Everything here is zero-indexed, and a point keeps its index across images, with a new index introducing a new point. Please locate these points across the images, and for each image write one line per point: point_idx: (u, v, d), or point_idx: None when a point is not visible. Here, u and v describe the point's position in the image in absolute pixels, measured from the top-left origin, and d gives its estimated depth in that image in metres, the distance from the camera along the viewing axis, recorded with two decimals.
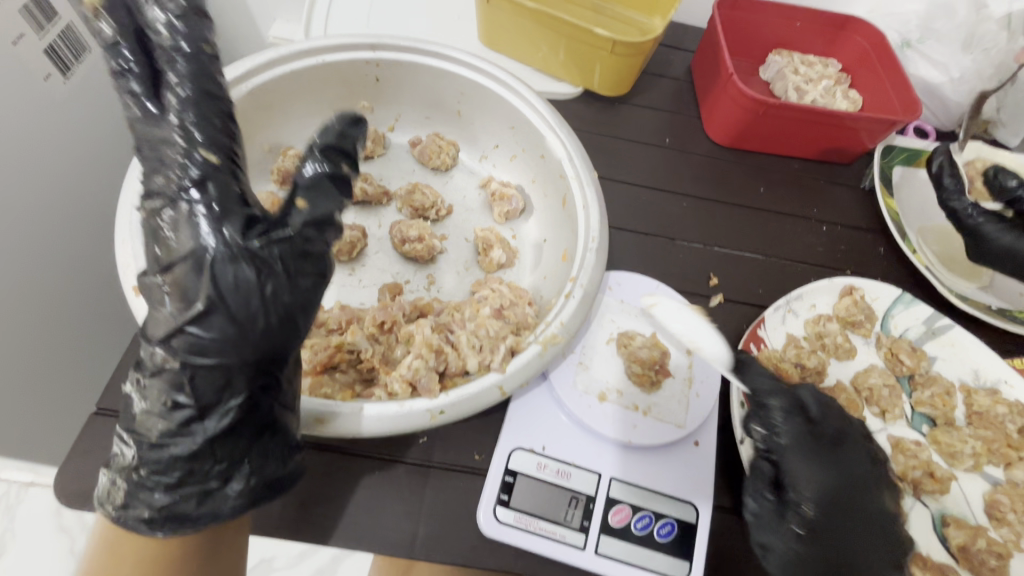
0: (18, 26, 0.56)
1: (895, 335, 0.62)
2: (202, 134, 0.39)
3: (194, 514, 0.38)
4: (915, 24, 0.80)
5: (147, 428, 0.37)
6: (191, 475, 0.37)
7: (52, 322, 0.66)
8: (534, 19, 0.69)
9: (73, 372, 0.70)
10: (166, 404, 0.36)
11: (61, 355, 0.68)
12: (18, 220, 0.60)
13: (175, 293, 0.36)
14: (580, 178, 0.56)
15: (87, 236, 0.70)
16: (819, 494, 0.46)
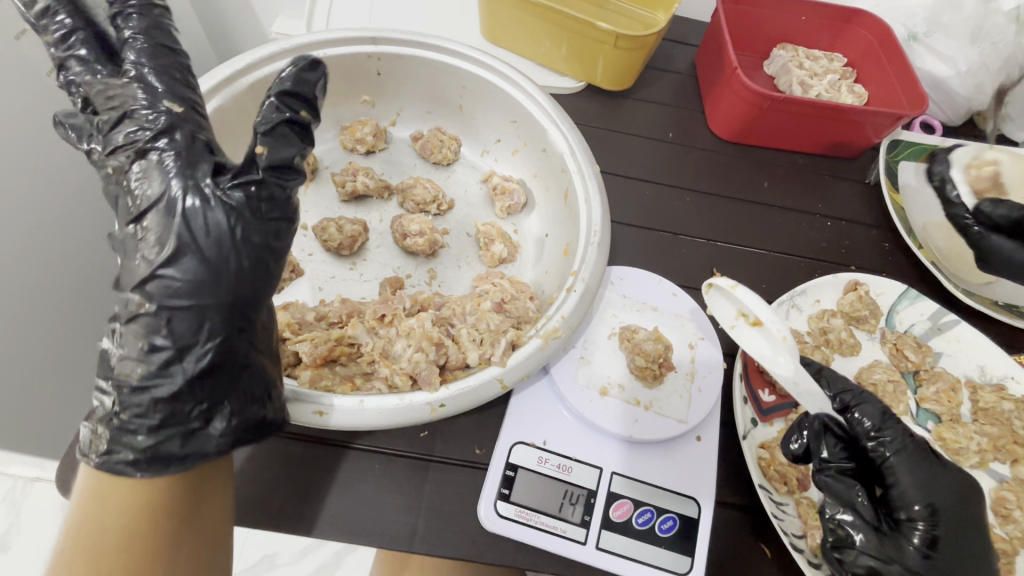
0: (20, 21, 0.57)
1: (901, 331, 0.61)
2: (163, 85, 0.41)
3: (179, 455, 0.36)
4: (922, 17, 0.79)
5: (122, 372, 0.36)
6: (173, 416, 0.36)
7: (57, 318, 0.67)
8: (536, 13, 0.69)
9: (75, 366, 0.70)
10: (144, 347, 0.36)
11: (63, 349, 0.68)
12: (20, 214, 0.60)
13: (151, 238, 0.37)
14: (582, 172, 0.55)
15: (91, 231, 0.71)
16: (925, 499, 0.44)
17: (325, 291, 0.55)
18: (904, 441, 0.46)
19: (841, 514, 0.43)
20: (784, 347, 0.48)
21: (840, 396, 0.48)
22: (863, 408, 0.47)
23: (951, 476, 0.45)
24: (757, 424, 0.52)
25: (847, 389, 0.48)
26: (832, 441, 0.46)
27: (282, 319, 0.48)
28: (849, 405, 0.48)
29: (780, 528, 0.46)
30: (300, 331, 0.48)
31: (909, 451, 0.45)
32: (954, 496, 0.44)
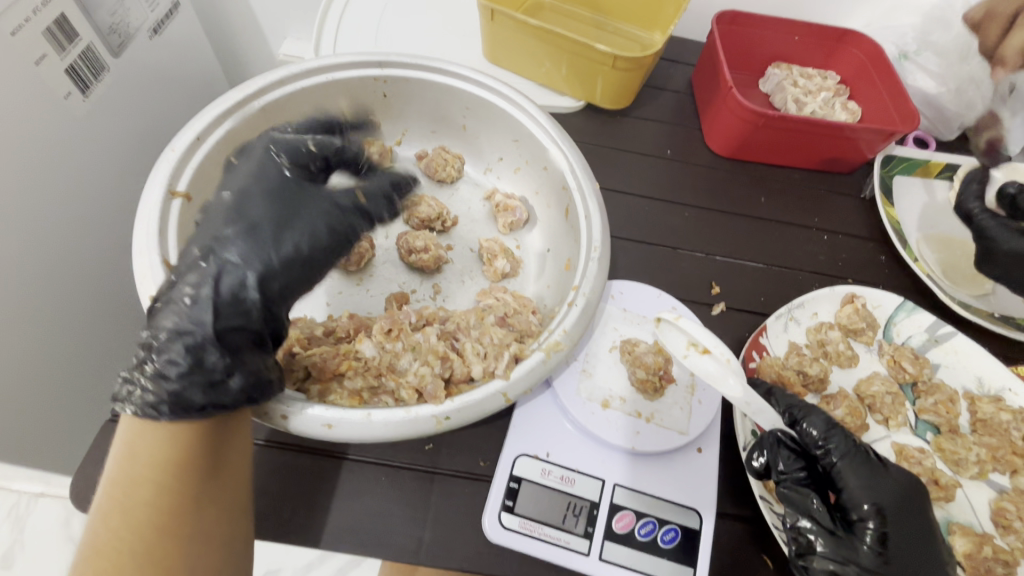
0: (40, 46, 0.59)
1: (898, 343, 0.62)
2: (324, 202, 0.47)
3: (200, 404, 0.38)
4: (912, 36, 0.82)
5: (167, 317, 0.38)
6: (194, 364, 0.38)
7: (68, 333, 0.68)
8: (537, 36, 0.71)
9: (82, 382, 0.71)
10: (193, 298, 0.39)
11: (70, 365, 0.69)
12: (36, 230, 0.62)
13: (263, 249, 0.42)
14: (582, 189, 0.57)
15: (103, 247, 0.73)
16: (877, 502, 0.45)
17: (333, 307, 0.56)
18: (849, 447, 0.48)
19: (800, 522, 0.45)
20: (731, 367, 0.46)
21: (790, 411, 0.50)
22: (810, 418, 0.49)
23: (898, 476, 0.47)
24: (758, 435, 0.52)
25: (794, 404, 0.50)
26: (788, 454, 0.47)
27: (291, 335, 0.49)
28: (798, 418, 0.49)
29: (780, 539, 0.47)
30: (309, 346, 0.49)
31: (856, 454, 0.47)
32: (897, 495, 0.46)
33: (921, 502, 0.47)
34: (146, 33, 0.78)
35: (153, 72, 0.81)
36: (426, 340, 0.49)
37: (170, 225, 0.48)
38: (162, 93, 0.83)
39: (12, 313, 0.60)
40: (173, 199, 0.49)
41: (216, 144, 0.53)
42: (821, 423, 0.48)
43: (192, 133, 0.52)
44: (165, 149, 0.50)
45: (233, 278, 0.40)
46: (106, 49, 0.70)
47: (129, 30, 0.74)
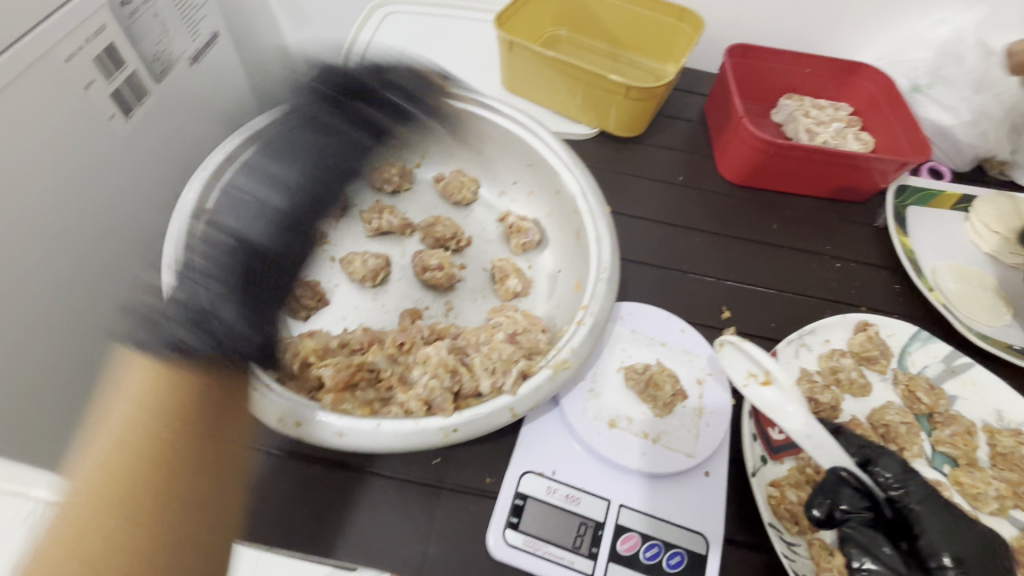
0: (90, 73, 0.66)
1: (913, 372, 0.61)
2: None
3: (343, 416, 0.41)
4: (924, 70, 0.83)
5: None
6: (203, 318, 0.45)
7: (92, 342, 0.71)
8: (552, 66, 0.74)
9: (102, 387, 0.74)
10: None
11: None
12: (68, 239, 0.66)
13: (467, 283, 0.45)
14: (593, 213, 0.58)
15: (127, 259, 0.76)
16: (955, 551, 0.44)
17: (349, 320, 0.57)
18: (924, 490, 0.47)
19: (865, 565, 0.44)
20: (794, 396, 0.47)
21: (863, 452, 0.50)
22: (884, 461, 0.49)
23: (981, 531, 0.45)
24: (766, 462, 0.52)
25: (865, 444, 0.50)
26: (851, 494, 0.45)
27: (309, 346, 0.51)
28: (871, 459, 0.49)
29: (791, 570, 0.46)
30: (324, 357, 0.51)
31: (933, 498, 0.46)
32: (978, 548, 0.44)
33: (1008, 563, 0.44)
34: (185, 62, 0.85)
35: (191, 97, 0.87)
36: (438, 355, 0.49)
37: None
38: (197, 116, 0.89)
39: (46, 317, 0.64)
40: None
41: None
42: (894, 468, 0.48)
43: None
44: (199, 168, 0.52)
45: None
46: (149, 75, 0.76)
47: (170, 59, 0.80)
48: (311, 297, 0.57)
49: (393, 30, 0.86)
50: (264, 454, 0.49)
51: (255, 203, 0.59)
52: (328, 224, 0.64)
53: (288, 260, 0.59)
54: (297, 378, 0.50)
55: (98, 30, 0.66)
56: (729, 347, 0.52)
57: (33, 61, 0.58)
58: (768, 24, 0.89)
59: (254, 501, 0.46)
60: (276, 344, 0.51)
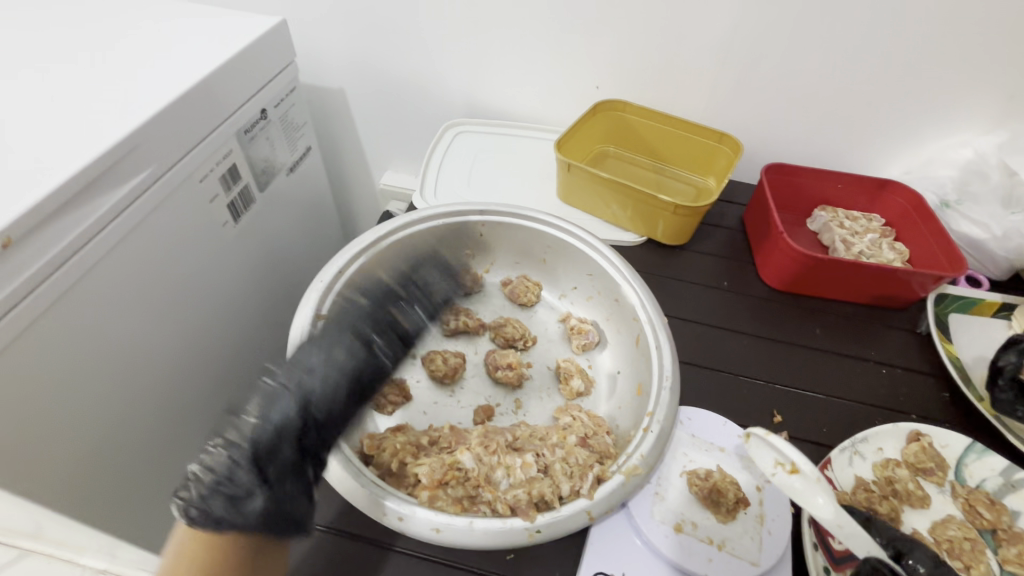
0: (214, 188, 0.79)
1: (971, 485, 0.62)
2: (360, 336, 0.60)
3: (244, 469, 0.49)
4: (951, 187, 0.90)
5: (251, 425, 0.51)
6: (228, 478, 0.49)
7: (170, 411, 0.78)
8: (605, 185, 0.84)
9: (176, 458, 0.82)
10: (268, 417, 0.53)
11: (166, 442, 0.80)
12: (173, 326, 0.76)
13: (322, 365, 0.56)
14: (651, 323, 0.64)
15: (214, 342, 0.85)
16: None
17: (429, 415, 0.63)
18: None
19: None
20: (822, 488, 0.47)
21: (893, 543, 0.54)
22: (914, 553, 0.52)
23: None
24: (829, 573, 0.52)
25: (896, 537, 0.54)
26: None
27: (403, 444, 0.56)
28: (903, 552, 0.53)
29: None
30: (417, 455, 0.56)
31: None
32: None
33: None
34: (284, 172, 0.99)
35: (284, 200, 1.00)
36: (522, 465, 0.54)
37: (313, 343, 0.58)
38: (287, 215, 1.01)
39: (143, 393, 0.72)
40: (317, 320, 0.60)
41: (350, 275, 0.65)
42: (926, 560, 0.52)
43: (334, 267, 0.64)
44: (315, 280, 0.62)
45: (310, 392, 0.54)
46: (256, 186, 0.90)
47: (274, 171, 0.94)
48: (397, 393, 0.63)
49: (463, 149, 0.99)
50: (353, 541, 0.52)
51: None
52: None
53: None
54: (395, 476, 0.54)
55: (225, 154, 0.80)
56: (754, 438, 0.53)
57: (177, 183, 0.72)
58: (799, 144, 0.98)
59: None
60: (371, 437, 0.58)
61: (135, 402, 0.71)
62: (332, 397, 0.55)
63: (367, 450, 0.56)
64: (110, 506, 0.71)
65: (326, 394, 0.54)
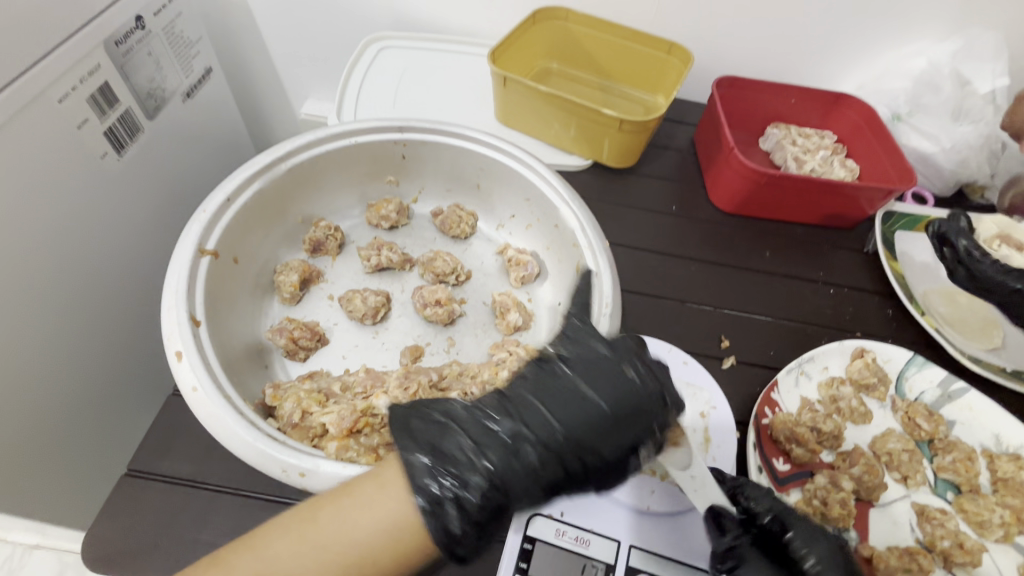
0: (84, 112, 0.66)
1: (911, 399, 0.62)
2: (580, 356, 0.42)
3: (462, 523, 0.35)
4: (903, 99, 0.86)
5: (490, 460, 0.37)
6: (456, 490, 0.35)
7: (61, 376, 0.69)
8: (545, 100, 0.75)
9: (81, 424, 0.73)
10: (484, 432, 0.37)
11: (62, 409, 0.70)
12: (51, 276, 0.65)
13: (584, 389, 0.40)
14: (593, 248, 0.58)
15: (109, 297, 0.75)
16: None
17: (349, 360, 0.57)
18: None
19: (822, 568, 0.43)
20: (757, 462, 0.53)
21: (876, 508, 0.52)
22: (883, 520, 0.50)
23: None
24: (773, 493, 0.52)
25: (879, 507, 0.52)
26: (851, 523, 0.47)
27: (311, 394, 0.50)
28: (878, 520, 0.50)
29: None
30: (326, 404, 0.50)
31: None
32: None
33: None
34: (179, 97, 0.85)
35: (183, 131, 0.86)
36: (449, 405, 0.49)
37: (198, 285, 0.50)
38: (188, 147, 0.88)
39: (20, 356, 0.62)
40: (202, 256, 0.51)
41: (244, 204, 0.56)
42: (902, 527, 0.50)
43: (223, 195, 0.55)
44: (198, 210, 0.53)
45: (533, 424, 0.38)
46: (143, 112, 0.76)
47: (165, 95, 0.80)
48: (309, 338, 0.56)
49: (386, 65, 0.87)
50: (267, 503, 0.48)
51: (253, 243, 0.59)
52: (326, 260, 0.64)
53: (287, 299, 0.59)
54: (298, 426, 0.48)
55: (92, 69, 0.66)
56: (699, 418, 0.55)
57: (29, 101, 0.59)
58: (754, 56, 0.91)
59: None
60: (276, 389, 0.51)
61: (14, 363, 0.61)
62: (611, 400, 0.40)
63: (271, 402, 0.50)
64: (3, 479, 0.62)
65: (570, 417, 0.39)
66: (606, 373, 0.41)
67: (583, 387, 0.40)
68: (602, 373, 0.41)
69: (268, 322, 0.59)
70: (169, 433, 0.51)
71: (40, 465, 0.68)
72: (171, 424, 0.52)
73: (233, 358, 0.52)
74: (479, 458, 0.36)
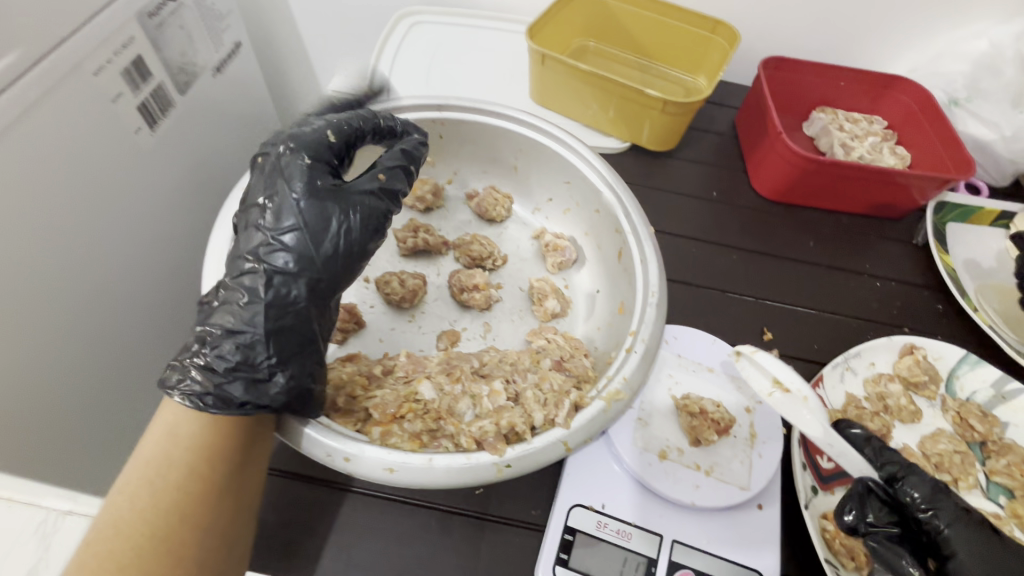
0: (118, 86, 0.65)
1: (963, 398, 0.60)
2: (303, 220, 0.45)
3: (241, 399, 0.42)
4: (961, 83, 0.81)
5: (223, 319, 0.43)
6: (246, 362, 0.42)
7: (97, 351, 0.69)
8: (584, 79, 0.72)
9: (117, 398, 0.74)
10: (242, 299, 0.43)
11: (99, 384, 0.71)
12: (88, 252, 0.65)
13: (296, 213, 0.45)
14: (637, 234, 0.56)
15: (141, 273, 0.75)
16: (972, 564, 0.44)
17: (386, 343, 0.56)
18: (955, 512, 0.46)
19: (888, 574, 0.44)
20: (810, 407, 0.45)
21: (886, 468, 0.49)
22: (910, 480, 0.48)
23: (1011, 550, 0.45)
24: (818, 492, 0.50)
25: (893, 461, 0.49)
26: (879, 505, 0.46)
27: (352, 377, 0.50)
28: (898, 477, 0.48)
29: None
30: (369, 387, 0.50)
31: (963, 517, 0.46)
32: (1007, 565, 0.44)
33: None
34: (210, 71, 0.83)
35: (214, 106, 0.85)
36: (490, 393, 0.49)
37: None
38: (218, 122, 0.87)
39: (57, 331, 0.63)
40: None
41: None
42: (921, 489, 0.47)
43: None
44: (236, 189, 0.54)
45: (295, 263, 0.44)
46: (175, 87, 0.75)
47: (196, 69, 0.79)
48: (345, 318, 0.55)
49: (418, 41, 0.85)
50: (307, 482, 0.48)
51: None
52: None
53: None
54: (341, 411, 0.48)
55: (126, 42, 0.65)
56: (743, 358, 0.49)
57: (65, 73, 0.58)
58: (802, 35, 0.87)
59: (294, 530, 0.45)
60: None
61: (51, 337, 0.62)
62: (320, 236, 0.45)
63: None
64: (43, 450, 0.63)
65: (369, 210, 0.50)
66: (317, 215, 0.45)
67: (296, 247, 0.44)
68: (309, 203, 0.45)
69: None
70: None
71: (75, 436, 0.69)
72: None
73: None
74: (243, 329, 0.42)
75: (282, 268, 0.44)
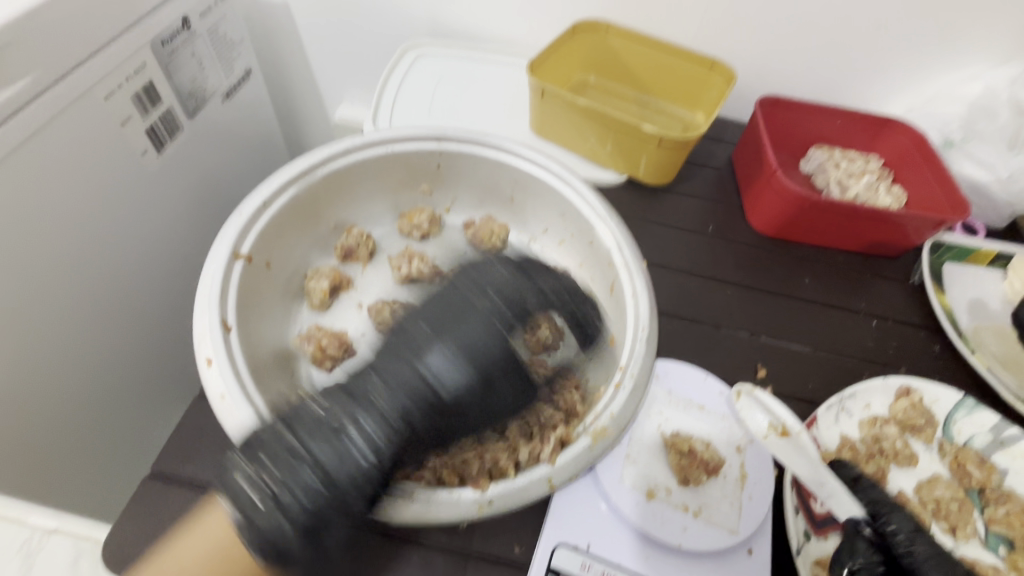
0: (127, 110, 0.67)
1: (960, 443, 0.58)
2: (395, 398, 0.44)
3: (298, 548, 0.39)
4: (957, 125, 0.82)
5: (295, 469, 0.40)
6: (312, 510, 0.40)
7: (90, 369, 0.69)
8: (583, 114, 0.74)
9: (108, 416, 0.74)
10: (316, 440, 0.41)
11: (90, 403, 0.71)
12: (88, 270, 0.66)
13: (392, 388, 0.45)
14: (629, 268, 0.57)
15: (140, 293, 0.75)
16: None
17: None
18: (936, 555, 0.45)
19: None
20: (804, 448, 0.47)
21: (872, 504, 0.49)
22: (894, 516, 0.47)
23: None
24: (811, 537, 0.48)
25: (878, 499, 0.49)
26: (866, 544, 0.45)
27: None
28: (881, 512, 0.48)
29: None
30: None
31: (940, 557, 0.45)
32: None
33: None
34: (219, 97, 0.86)
35: (220, 130, 0.87)
36: (476, 427, 0.49)
37: (231, 288, 0.50)
38: (224, 146, 0.89)
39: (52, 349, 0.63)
40: (236, 260, 0.51)
41: (279, 209, 0.56)
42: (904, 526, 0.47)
43: (260, 199, 0.55)
44: (235, 214, 0.53)
45: (396, 412, 0.44)
46: (184, 111, 0.77)
47: (205, 95, 0.81)
48: (337, 347, 0.56)
49: (422, 73, 0.87)
50: None
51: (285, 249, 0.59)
52: (356, 268, 0.64)
53: (316, 305, 0.60)
54: None
55: (138, 68, 0.67)
56: (744, 397, 0.51)
57: (76, 97, 0.59)
58: (798, 75, 0.89)
59: None
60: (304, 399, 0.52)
61: (46, 355, 0.62)
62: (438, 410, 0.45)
63: None
64: (30, 470, 0.63)
65: (466, 387, 0.46)
66: (401, 384, 0.45)
67: (384, 406, 0.44)
68: (392, 372, 0.46)
69: (296, 327, 0.59)
70: (192, 440, 0.55)
71: (64, 454, 0.69)
72: (196, 430, 0.56)
73: (263, 363, 0.53)
74: (319, 469, 0.40)
75: (363, 441, 0.42)
